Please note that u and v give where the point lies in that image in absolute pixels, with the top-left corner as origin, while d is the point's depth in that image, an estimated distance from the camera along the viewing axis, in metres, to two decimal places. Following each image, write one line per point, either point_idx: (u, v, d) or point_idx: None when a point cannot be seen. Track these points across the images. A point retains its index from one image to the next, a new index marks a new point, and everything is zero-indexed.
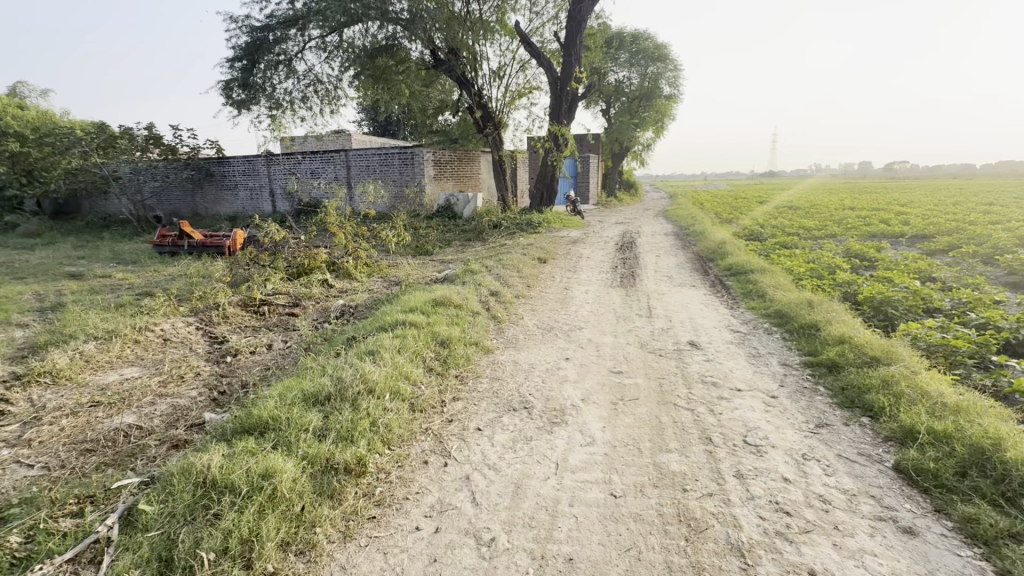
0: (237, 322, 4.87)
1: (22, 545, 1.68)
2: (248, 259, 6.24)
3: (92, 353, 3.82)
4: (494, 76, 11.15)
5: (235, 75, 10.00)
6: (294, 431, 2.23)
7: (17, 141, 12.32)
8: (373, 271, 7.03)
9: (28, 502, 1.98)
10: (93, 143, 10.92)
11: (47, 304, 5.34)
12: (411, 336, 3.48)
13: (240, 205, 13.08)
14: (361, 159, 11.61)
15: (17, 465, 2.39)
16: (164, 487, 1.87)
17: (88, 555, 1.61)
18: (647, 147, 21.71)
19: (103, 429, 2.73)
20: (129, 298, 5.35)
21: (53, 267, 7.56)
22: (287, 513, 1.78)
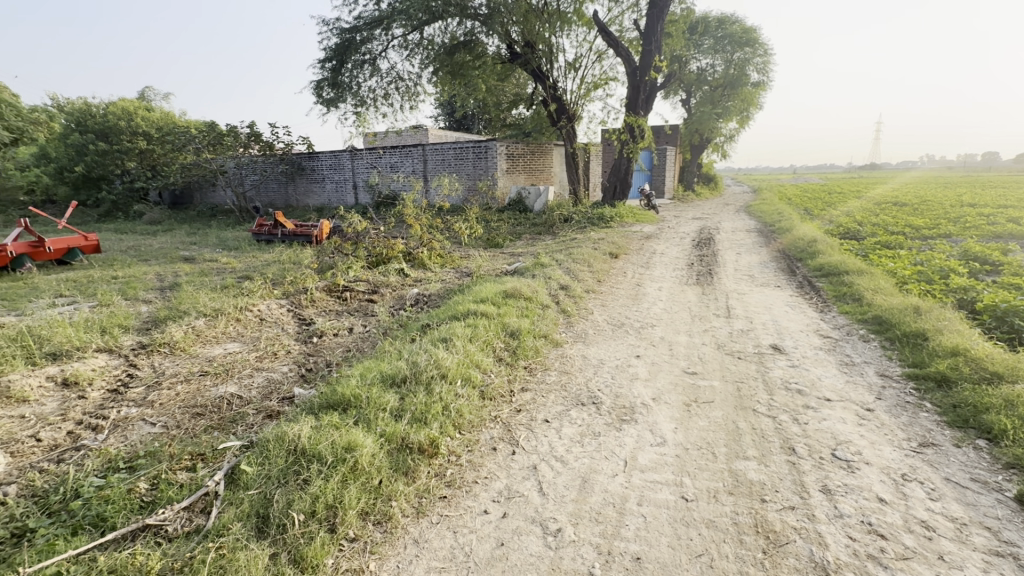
0: (323, 306, 5.24)
1: (148, 492, 1.95)
2: (333, 248, 6.68)
3: (202, 328, 4.29)
4: (570, 68, 11.02)
5: (325, 75, 10.70)
6: (373, 410, 2.37)
7: (145, 140, 14.01)
8: (446, 262, 7.26)
9: (153, 455, 2.28)
10: (206, 141, 12.15)
11: (166, 284, 6.05)
12: (482, 326, 3.57)
13: (326, 197, 13.98)
14: (438, 153, 11.98)
15: (144, 422, 2.75)
16: (261, 451, 2.07)
17: (200, 505, 1.81)
18: (729, 139, 20.51)
19: (211, 395, 3.08)
20: (231, 280, 5.93)
21: (172, 252, 8.56)
22: (367, 485, 1.90)
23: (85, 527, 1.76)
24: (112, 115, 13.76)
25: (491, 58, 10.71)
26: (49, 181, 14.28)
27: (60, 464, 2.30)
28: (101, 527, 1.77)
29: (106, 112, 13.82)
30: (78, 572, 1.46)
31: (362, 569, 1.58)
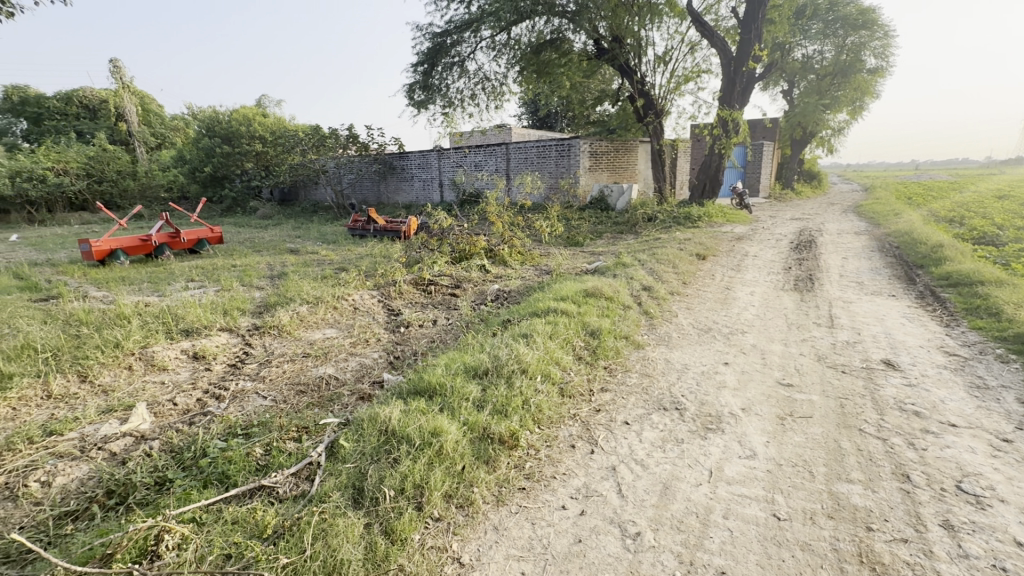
0: (410, 298, 5.54)
1: (263, 457, 2.19)
2: (420, 243, 7.04)
3: (306, 314, 4.72)
4: (659, 61, 10.66)
5: (417, 78, 11.25)
6: (457, 398, 2.48)
7: (260, 143, 15.59)
8: (526, 260, 7.35)
9: (265, 424, 2.56)
10: (311, 141, 13.54)
11: (275, 273, 6.72)
12: (562, 323, 3.59)
13: (414, 195, 14.68)
14: (521, 151, 12.11)
15: (257, 395, 3.10)
16: (357, 429, 2.25)
17: (305, 473, 2.00)
18: (838, 132, 18.66)
19: (312, 375, 3.39)
20: (330, 272, 6.45)
21: (280, 244, 9.47)
22: (451, 469, 2.00)
23: (213, 482, 2.02)
24: (235, 121, 15.50)
25: (576, 55, 10.64)
26: (184, 180, 16.40)
27: (193, 425, 2.66)
28: (225, 483, 2.02)
29: (230, 119, 15.60)
30: (209, 519, 1.68)
31: (446, 548, 1.66)
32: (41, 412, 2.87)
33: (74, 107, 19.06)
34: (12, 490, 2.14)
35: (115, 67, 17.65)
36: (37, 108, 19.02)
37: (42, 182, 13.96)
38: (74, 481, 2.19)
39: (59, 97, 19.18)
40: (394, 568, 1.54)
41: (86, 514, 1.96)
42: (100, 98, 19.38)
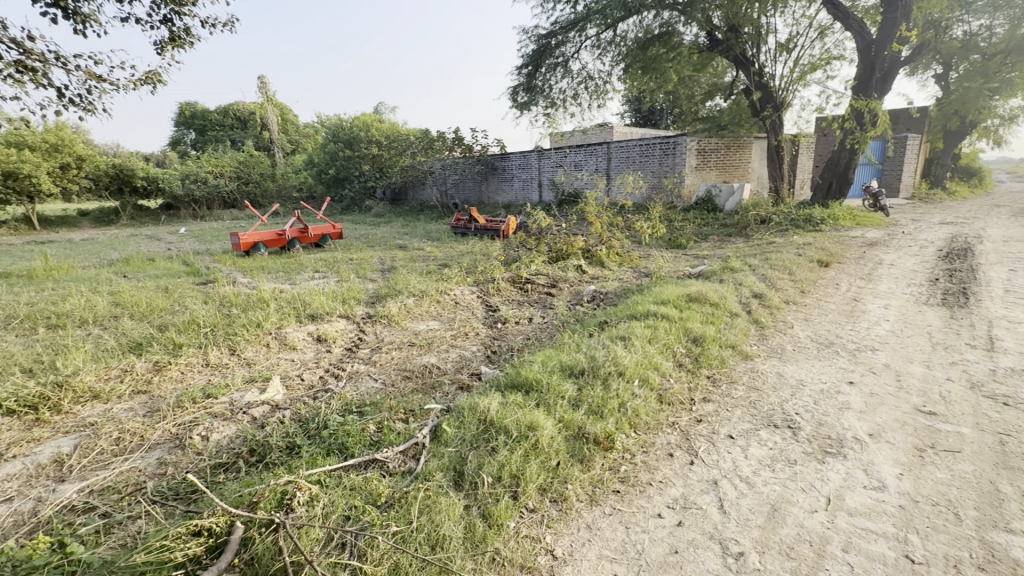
0: (507, 295, 5.70)
1: (375, 433, 2.42)
2: (519, 242, 7.20)
3: (413, 306, 5.07)
4: (781, 50, 9.80)
5: (521, 81, 11.48)
6: (553, 395, 2.53)
7: (376, 147, 16.91)
8: (624, 261, 7.18)
9: (377, 405, 2.81)
10: (421, 144, 14.80)
11: (386, 267, 7.28)
12: (662, 328, 3.48)
13: (514, 195, 14.99)
14: (623, 150, 11.83)
15: (369, 377, 3.41)
16: (458, 415, 2.39)
17: (411, 452, 2.16)
18: (1009, 120, 15.70)
19: (417, 363, 3.64)
20: (434, 267, 6.83)
21: (390, 240, 10.21)
22: (546, 463, 2.05)
23: (334, 451, 2.27)
24: (357, 128, 17.00)
25: (686, 48, 10.07)
26: (312, 182, 18.34)
27: (317, 400, 3.00)
28: (344, 452, 2.26)
29: (353, 126, 17.14)
30: (332, 482, 1.89)
31: (540, 538, 1.71)
32: (202, 378, 3.42)
33: (230, 118, 22.20)
34: (181, 440, 2.59)
35: (262, 83, 20.26)
36: (202, 120, 22.45)
37: (204, 184, 16.56)
38: (226, 438, 2.59)
39: (219, 111, 22.47)
40: (491, 550, 1.62)
41: (235, 467, 2.31)
42: (249, 110, 22.34)
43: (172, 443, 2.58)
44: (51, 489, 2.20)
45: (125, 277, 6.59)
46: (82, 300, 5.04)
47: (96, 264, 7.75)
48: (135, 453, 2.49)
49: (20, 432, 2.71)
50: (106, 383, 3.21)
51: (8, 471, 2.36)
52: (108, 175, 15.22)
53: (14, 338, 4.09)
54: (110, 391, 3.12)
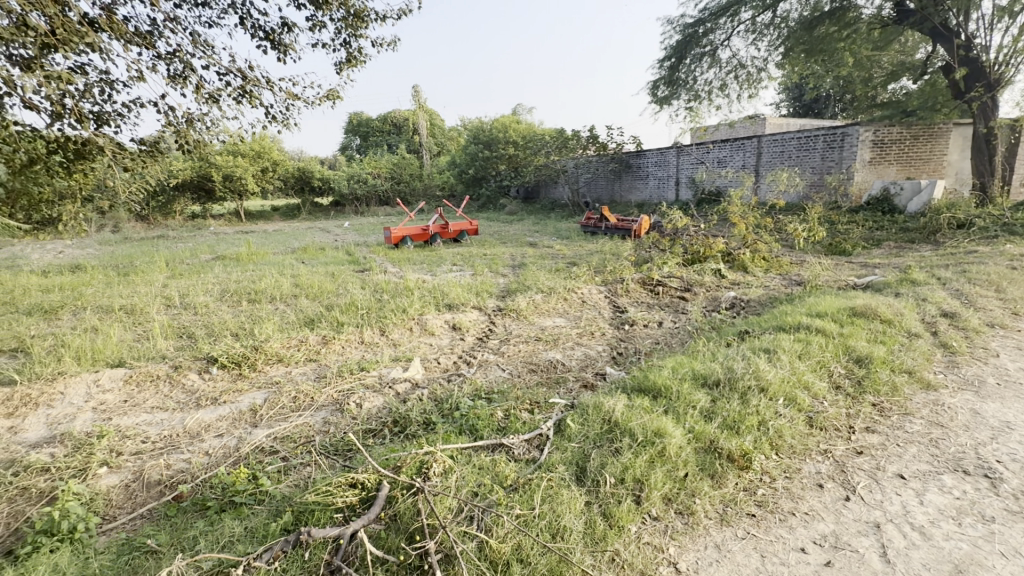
0: (636, 297, 5.53)
1: (502, 419, 2.55)
2: (651, 242, 6.95)
3: (540, 301, 5.21)
4: (1000, 14, 7.96)
5: (663, 74, 10.99)
6: (682, 404, 2.42)
7: (513, 147, 17.57)
8: (771, 267, 6.50)
9: (503, 393, 2.95)
10: (555, 143, 15.26)
11: (516, 263, 7.56)
12: (816, 344, 3.10)
13: (648, 193, 14.35)
14: (777, 144, 10.67)
15: (497, 366, 3.59)
16: (582, 413, 2.41)
17: (536, 442, 2.23)
18: None
19: (542, 357, 3.74)
20: (562, 265, 6.91)
21: (522, 237, 10.57)
22: (672, 473, 1.97)
23: (465, 431, 2.44)
24: (496, 129, 17.79)
25: (866, 23, 8.63)
26: (453, 181, 19.71)
27: (451, 383, 3.26)
28: (473, 433, 2.43)
29: (492, 127, 18.00)
30: (463, 459, 2.05)
31: (663, 549, 1.65)
32: (358, 353, 3.92)
33: (388, 125, 24.88)
34: (341, 404, 3.01)
35: (416, 91, 22.30)
36: (366, 127, 25.49)
37: (365, 183, 18.89)
38: (374, 407, 2.94)
39: (380, 118, 25.32)
40: (610, 550, 1.61)
41: (382, 433, 2.62)
42: (404, 117, 24.79)
43: (333, 406, 3.02)
44: (248, 431, 2.73)
45: (303, 263, 7.83)
46: (273, 280, 6.11)
47: (283, 250, 9.33)
48: (307, 411, 2.96)
49: (229, 382, 3.40)
50: (288, 349, 3.87)
51: (221, 412, 2.98)
52: (294, 177, 18.16)
53: (227, 308, 5.13)
54: (290, 356, 3.75)
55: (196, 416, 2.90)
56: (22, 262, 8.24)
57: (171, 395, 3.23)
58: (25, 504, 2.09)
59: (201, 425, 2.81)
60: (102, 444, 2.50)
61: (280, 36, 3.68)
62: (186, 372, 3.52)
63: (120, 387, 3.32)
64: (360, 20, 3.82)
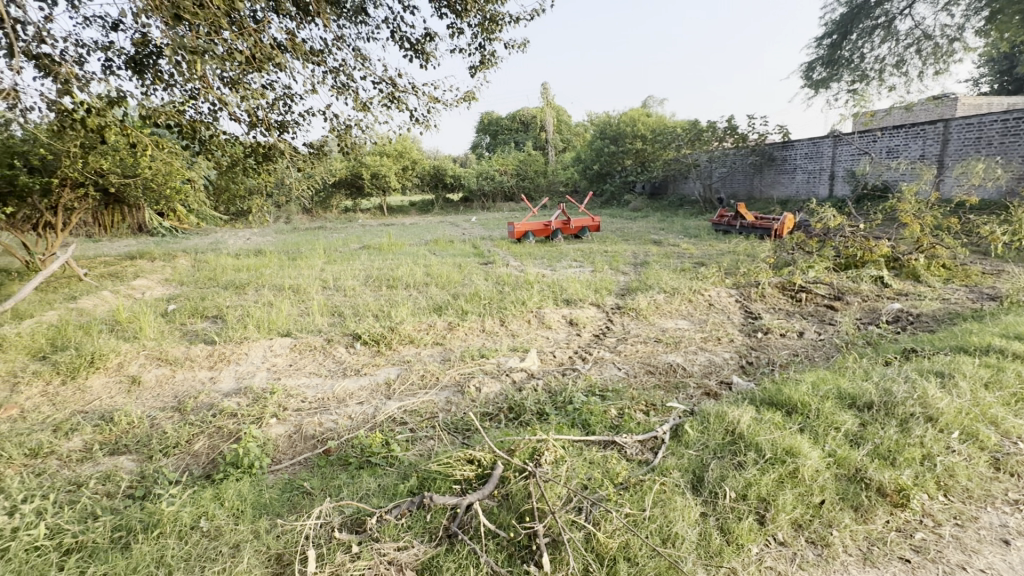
0: (773, 303, 5.03)
1: (616, 418, 2.52)
2: (795, 243, 6.23)
3: (662, 302, 4.99)
4: None
5: (821, 53, 9.92)
6: (823, 424, 2.17)
7: (641, 141, 16.98)
8: (953, 277, 5.42)
9: (618, 392, 2.91)
10: (687, 136, 14.45)
11: (639, 261, 7.33)
12: (1011, 371, 2.54)
13: (794, 189, 12.78)
14: (971, 128, 8.85)
15: (613, 365, 3.54)
16: (703, 421, 2.29)
17: (650, 444, 2.17)
18: None
19: (662, 360, 3.60)
20: (689, 265, 6.54)
21: (646, 234, 10.21)
22: (806, 498, 1.78)
23: (578, 424, 2.47)
24: (623, 123, 17.30)
25: None
26: (577, 177, 19.67)
27: (565, 377, 3.30)
28: (586, 428, 2.44)
29: (619, 122, 17.53)
30: (575, 451, 2.08)
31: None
32: (479, 341, 4.14)
33: (517, 123, 25.64)
34: (462, 386, 3.23)
35: (544, 89, 22.62)
36: (496, 126, 26.57)
37: (493, 180, 19.79)
38: (492, 393, 3.10)
39: (509, 116, 26.17)
40: (726, 566, 1.51)
41: (497, 417, 2.75)
42: (532, 115, 25.35)
43: (455, 387, 3.25)
44: (383, 402, 3.06)
45: (434, 254, 8.47)
46: (408, 269, 6.72)
47: (418, 242, 10.19)
48: (432, 389, 3.22)
49: (369, 357, 3.85)
50: (418, 332, 4.24)
51: (362, 383, 3.38)
52: (430, 174, 19.70)
53: (370, 292, 5.77)
54: (420, 339, 4.10)
55: (343, 384, 3.33)
56: (222, 246, 10.17)
57: (325, 364, 3.75)
58: (220, 439, 2.60)
59: (346, 393, 3.22)
60: (273, 399, 3.01)
61: (424, 45, 4.00)
62: (336, 345, 4.05)
63: (288, 353, 3.94)
64: (495, 24, 4.00)
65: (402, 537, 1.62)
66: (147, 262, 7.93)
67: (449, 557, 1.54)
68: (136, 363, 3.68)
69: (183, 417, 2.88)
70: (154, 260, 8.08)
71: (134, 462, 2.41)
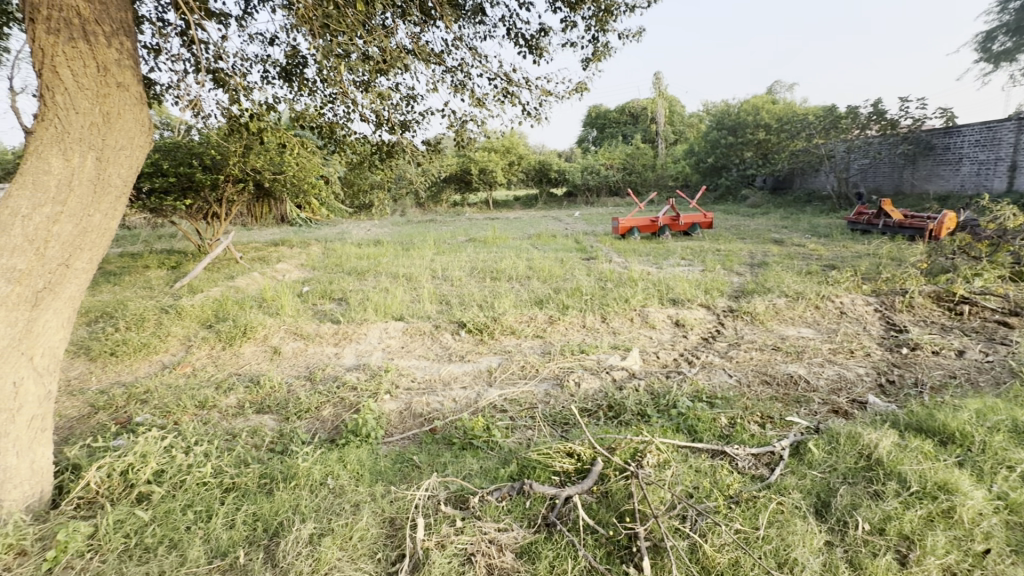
0: (923, 315, 4.33)
1: (726, 427, 2.36)
2: (957, 246, 5.30)
3: (782, 307, 4.55)
4: None
5: (1006, 19, 8.21)
6: (990, 461, 1.84)
7: (764, 131, 15.55)
8: None
9: (728, 400, 2.72)
10: (821, 124, 12.95)
11: (756, 261, 6.76)
12: None
13: (958, 183, 10.74)
14: None
15: (723, 371, 3.31)
16: (830, 441, 2.06)
17: (765, 459, 2.00)
18: None
19: (780, 370, 3.28)
20: (817, 267, 5.88)
21: (765, 233, 9.36)
22: (964, 542, 1.51)
23: (684, 430, 2.35)
24: (744, 112, 15.97)
25: None
26: (689, 171, 18.61)
27: (669, 379, 3.16)
28: (692, 434, 2.32)
29: (740, 111, 16.21)
30: (680, 457, 1.99)
31: None
32: (579, 336, 4.12)
33: (626, 116, 24.93)
34: (561, 380, 3.24)
35: (656, 79, 21.65)
36: (604, 119, 26.08)
37: (598, 174, 19.53)
38: (591, 389, 3.08)
39: (618, 108, 25.53)
40: None
41: (596, 414, 2.72)
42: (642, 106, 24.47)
43: (555, 380, 3.27)
44: (485, 388, 3.19)
45: (536, 248, 8.58)
46: (511, 262, 6.87)
47: (521, 236, 10.39)
48: (532, 380, 3.28)
49: (473, 345, 4.02)
50: (520, 324, 4.33)
51: (466, 368, 3.55)
52: (535, 169, 19.97)
53: (475, 282, 6.02)
54: (521, 330, 4.19)
55: (448, 369, 3.52)
56: (347, 235, 11.25)
57: (433, 348, 3.99)
58: (342, 409, 2.90)
59: (451, 376, 3.40)
60: (387, 377, 3.28)
61: (538, 40, 4.04)
62: (443, 331, 4.28)
63: (400, 336, 4.26)
64: (609, 14, 3.90)
65: (502, 519, 1.67)
66: (288, 248, 9.05)
67: (548, 546, 1.56)
68: (277, 335, 4.23)
69: (313, 386, 3.26)
70: (293, 247, 9.21)
71: (274, 421, 2.78)
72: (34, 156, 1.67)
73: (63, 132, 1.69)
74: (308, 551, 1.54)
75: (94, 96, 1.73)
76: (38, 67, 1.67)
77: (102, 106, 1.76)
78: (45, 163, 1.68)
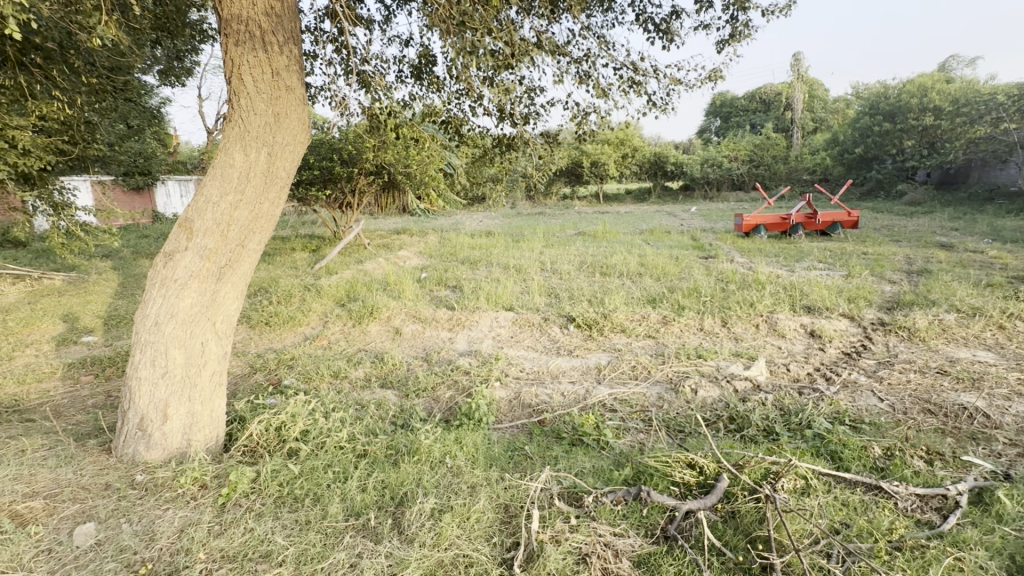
0: None
1: (880, 458, 2.05)
2: None
3: (951, 324, 3.84)
4: None
5: None
6: None
7: (933, 116, 13.22)
8: None
9: (879, 427, 2.36)
10: (1014, 105, 10.65)
11: (914, 267, 5.79)
12: None
13: None
14: None
15: (870, 393, 2.88)
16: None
17: (935, 503, 1.69)
18: None
19: (948, 398, 2.77)
20: (1002, 279, 4.86)
21: (928, 235, 7.97)
22: None
23: (824, 455, 2.09)
24: (907, 94, 13.69)
25: None
26: (830, 163, 16.51)
27: (802, 395, 2.83)
28: (835, 462, 2.05)
29: (901, 92, 13.94)
30: (824, 486, 1.76)
31: None
32: (696, 339, 3.87)
33: (756, 102, 22.80)
34: (676, 385, 3.06)
35: (796, 60, 19.44)
36: (729, 108, 24.13)
37: (720, 167, 18.18)
38: (710, 397, 2.87)
39: (747, 95, 23.44)
40: None
41: (716, 425, 2.52)
42: (775, 92, 22.20)
43: (668, 384, 3.10)
44: (594, 386, 3.13)
45: (649, 243, 8.24)
46: (622, 258, 6.66)
47: (632, 231, 10.05)
48: (643, 382, 3.15)
49: (581, 340, 3.96)
50: (631, 322, 4.18)
51: (574, 363, 3.51)
52: (649, 162, 19.20)
53: (584, 277, 5.94)
54: (632, 329, 4.04)
55: (556, 362, 3.51)
56: (461, 226, 11.79)
57: (541, 340, 4.02)
58: (455, 392, 3.03)
59: (559, 370, 3.39)
60: (497, 365, 3.37)
61: (669, 24, 3.81)
62: (551, 324, 4.29)
63: (509, 326, 4.35)
64: None
65: (619, 524, 1.62)
66: (409, 237, 9.74)
67: (668, 559, 1.48)
68: (399, 317, 4.56)
69: (430, 367, 3.46)
70: (413, 236, 9.88)
71: (396, 396, 2.99)
72: (224, 152, 1.98)
73: (244, 132, 1.97)
74: (430, 525, 1.63)
75: (267, 98, 1.97)
76: (230, 76, 1.97)
77: (275, 108, 1.99)
78: (231, 159, 1.97)
